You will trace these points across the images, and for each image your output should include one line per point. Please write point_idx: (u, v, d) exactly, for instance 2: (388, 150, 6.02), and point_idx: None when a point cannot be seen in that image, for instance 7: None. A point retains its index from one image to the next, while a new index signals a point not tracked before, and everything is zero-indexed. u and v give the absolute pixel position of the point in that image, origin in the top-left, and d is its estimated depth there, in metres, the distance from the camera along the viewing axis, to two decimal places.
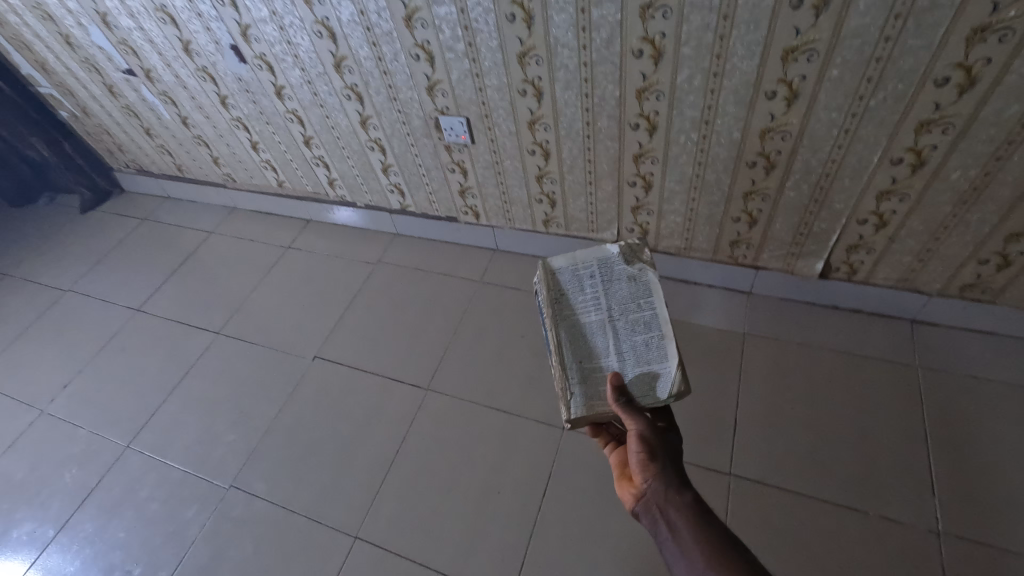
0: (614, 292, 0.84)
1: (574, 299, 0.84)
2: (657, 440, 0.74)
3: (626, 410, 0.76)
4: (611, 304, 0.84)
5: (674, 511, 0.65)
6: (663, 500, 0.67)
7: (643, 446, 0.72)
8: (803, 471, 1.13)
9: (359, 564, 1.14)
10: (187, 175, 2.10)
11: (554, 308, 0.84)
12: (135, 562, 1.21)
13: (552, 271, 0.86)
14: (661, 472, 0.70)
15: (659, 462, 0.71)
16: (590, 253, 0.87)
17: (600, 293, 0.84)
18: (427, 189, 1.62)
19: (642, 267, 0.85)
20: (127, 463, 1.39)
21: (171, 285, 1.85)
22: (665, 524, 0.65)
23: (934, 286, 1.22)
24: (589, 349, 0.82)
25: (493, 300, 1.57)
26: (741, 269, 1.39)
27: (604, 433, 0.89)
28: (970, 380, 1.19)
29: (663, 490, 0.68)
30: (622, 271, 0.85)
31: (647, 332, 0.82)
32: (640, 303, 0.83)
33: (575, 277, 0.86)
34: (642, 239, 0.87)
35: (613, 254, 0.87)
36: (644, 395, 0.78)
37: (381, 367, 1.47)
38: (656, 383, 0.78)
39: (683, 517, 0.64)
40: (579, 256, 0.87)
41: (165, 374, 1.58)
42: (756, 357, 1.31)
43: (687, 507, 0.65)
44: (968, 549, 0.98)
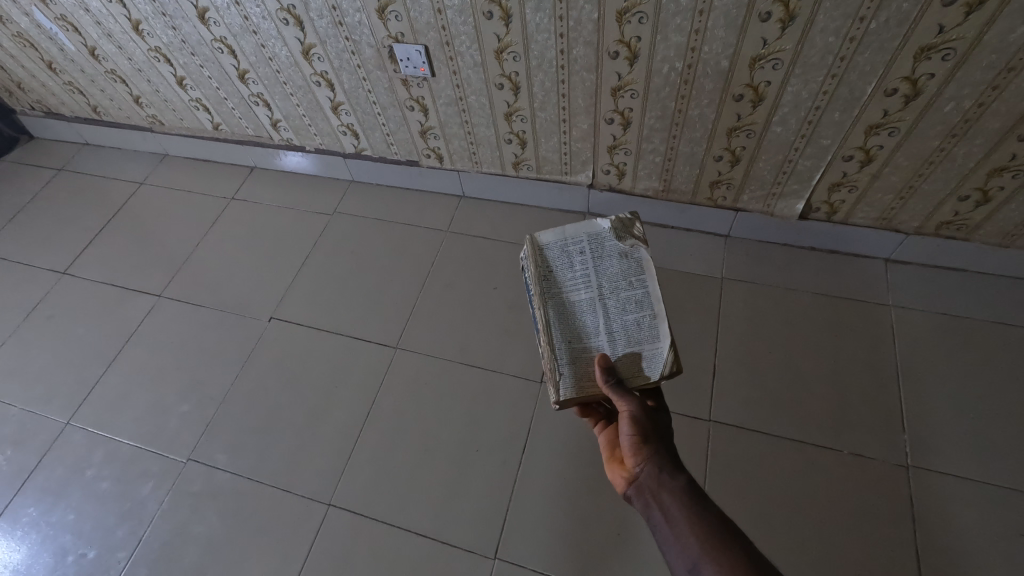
0: (604, 270, 0.83)
1: (564, 277, 0.83)
2: (649, 422, 0.73)
3: (616, 392, 0.76)
4: (601, 281, 0.82)
5: (667, 495, 0.65)
6: (656, 483, 0.67)
7: (636, 429, 0.72)
8: (780, 413, 1.13)
9: (334, 531, 1.10)
10: (106, 119, 1.85)
11: (542, 286, 0.83)
12: (89, 545, 1.13)
13: (541, 247, 0.85)
14: (654, 455, 0.70)
15: (651, 444, 0.71)
16: (579, 228, 0.85)
17: (590, 271, 0.83)
18: (384, 130, 1.47)
19: (633, 244, 0.83)
20: (69, 441, 1.28)
21: (99, 244, 1.66)
22: (658, 508, 0.65)
23: (911, 224, 1.20)
24: (578, 328, 0.81)
25: (462, 250, 1.48)
26: (720, 212, 1.34)
27: (593, 414, 0.87)
28: (940, 317, 1.21)
29: (655, 473, 0.68)
30: (613, 247, 0.83)
31: (638, 310, 0.81)
32: (630, 281, 0.82)
33: (564, 253, 0.84)
34: (634, 213, 0.85)
35: (604, 228, 0.84)
36: (635, 375, 0.79)
37: (344, 326, 1.38)
38: (647, 364, 0.79)
39: (675, 500, 0.64)
40: (569, 232, 0.85)
41: (104, 343, 1.44)
42: (735, 301, 1.29)
43: (680, 489, 0.65)
44: (934, 481, 1.02)
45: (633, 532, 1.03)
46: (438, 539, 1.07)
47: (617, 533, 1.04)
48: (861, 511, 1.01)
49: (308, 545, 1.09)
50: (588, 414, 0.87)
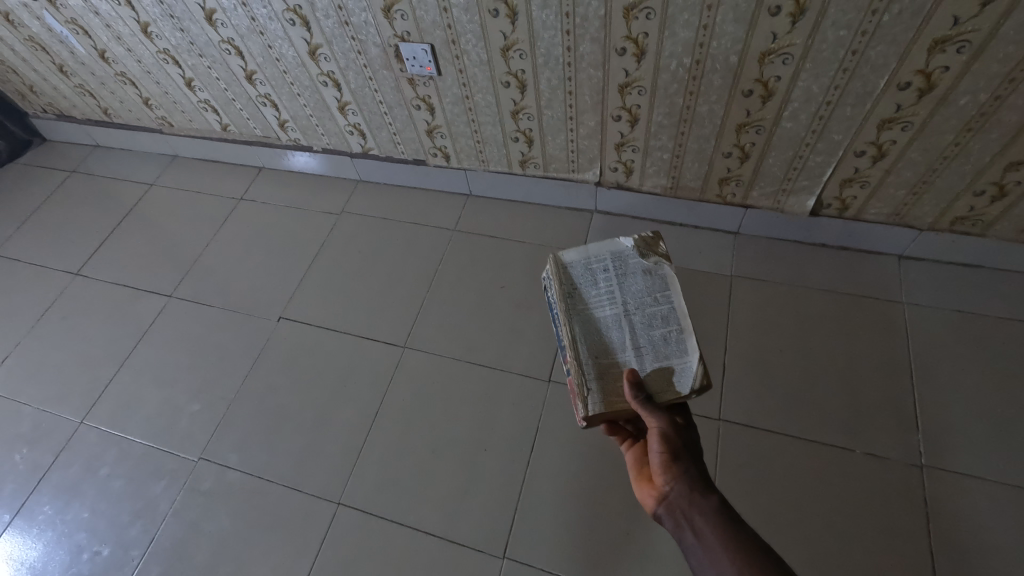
0: (629, 287, 0.83)
1: (589, 294, 0.84)
2: (679, 439, 0.72)
3: (645, 407, 0.74)
4: (626, 298, 0.83)
5: (698, 515, 0.64)
6: (688, 505, 0.66)
7: (666, 447, 0.71)
8: (791, 412, 1.12)
9: (343, 530, 1.10)
10: (116, 121, 1.86)
11: (567, 303, 0.83)
12: (103, 543, 1.15)
13: (564, 266, 0.86)
14: (684, 475, 0.69)
15: (682, 463, 0.70)
16: (603, 247, 0.87)
17: (615, 288, 0.83)
18: (391, 129, 1.47)
19: (657, 263, 0.84)
20: (83, 440, 1.29)
21: (111, 246, 1.68)
22: (690, 530, 0.64)
23: (925, 220, 1.19)
24: (604, 343, 0.80)
25: (470, 249, 1.47)
26: (729, 208, 1.33)
27: (620, 431, 0.86)
28: (954, 314, 1.19)
29: (686, 494, 0.67)
30: (637, 264, 0.85)
31: (665, 326, 0.81)
32: (655, 299, 0.82)
33: (587, 271, 0.85)
34: (657, 232, 0.87)
35: (627, 247, 0.86)
36: (665, 390, 0.76)
37: (352, 326, 1.38)
38: (677, 375, 0.77)
39: (708, 523, 0.63)
40: (592, 250, 0.86)
41: (116, 343, 1.45)
42: (745, 300, 1.28)
43: (714, 513, 0.64)
44: (949, 481, 1.01)
45: (642, 531, 1.03)
46: (448, 538, 1.07)
47: (626, 532, 1.03)
48: (874, 512, 1.00)
49: (319, 543, 1.09)
50: (616, 432, 0.86)
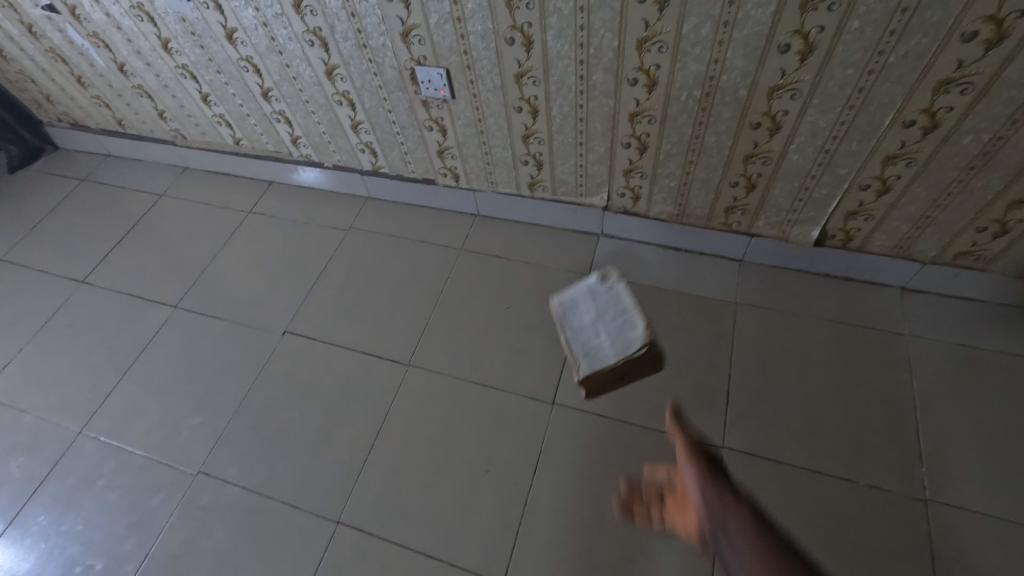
0: (591, 305, 0.94)
1: (557, 316, 0.95)
2: (717, 461, 0.70)
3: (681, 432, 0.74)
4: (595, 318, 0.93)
5: (731, 515, 0.60)
6: (720, 508, 0.62)
7: (698, 460, 0.69)
8: (795, 441, 1.12)
9: (342, 550, 1.09)
10: (130, 132, 1.89)
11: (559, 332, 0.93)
12: (96, 557, 1.13)
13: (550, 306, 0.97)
14: (718, 484, 0.65)
15: (717, 477, 0.67)
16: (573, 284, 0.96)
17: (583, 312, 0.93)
18: (402, 148, 1.49)
19: (613, 280, 0.94)
20: (81, 450, 1.28)
21: (118, 255, 1.69)
22: (723, 531, 0.59)
23: (928, 253, 1.20)
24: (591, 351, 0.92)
25: (476, 268, 1.48)
26: (735, 236, 1.34)
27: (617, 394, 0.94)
28: (957, 348, 1.20)
29: (719, 500, 0.63)
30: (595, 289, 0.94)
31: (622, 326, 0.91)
32: (612, 306, 0.93)
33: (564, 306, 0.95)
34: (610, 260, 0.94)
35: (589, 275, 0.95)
36: (622, 356, 0.88)
37: (357, 342, 1.39)
38: (629, 342, 0.89)
39: (740, 520, 0.58)
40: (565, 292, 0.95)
41: (120, 352, 1.45)
42: (749, 327, 1.28)
43: (746, 511, 0.59)
44: (953, 516, 1.01)
45: (645, 559, 1.02)
46: (448, 561, 1.05)
47: (628, 559, 1.02)
48: (879, 546, 0.99)
49: (316, 562, 1.08)
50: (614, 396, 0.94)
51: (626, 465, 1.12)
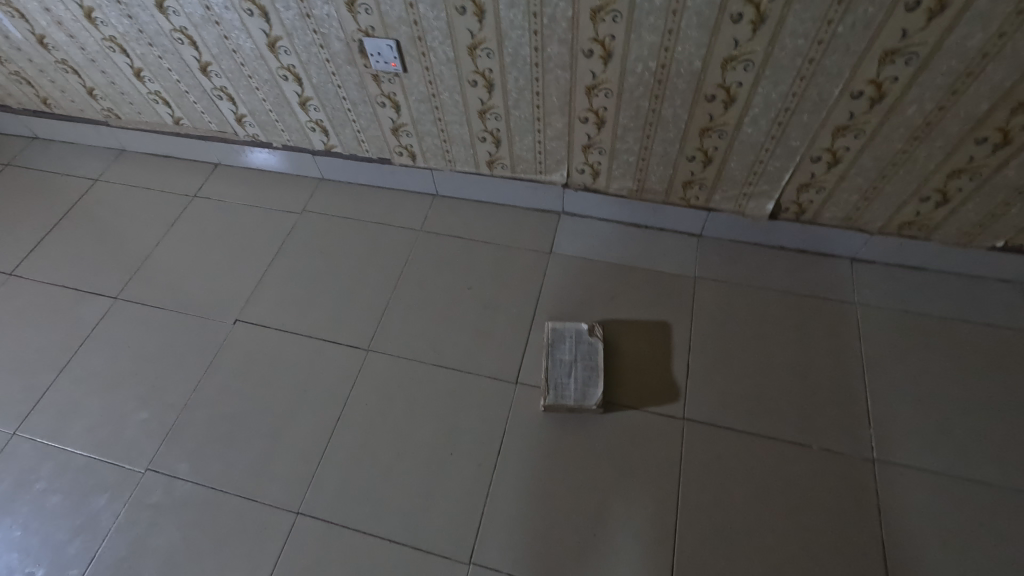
0: (573, 348, 1.22)
1: (549, 339, 1.23)
2: None
3: None
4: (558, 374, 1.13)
5: None
6: None
7: None
8: (752, 410, 1.14)
9: (302, 541, 1.06)
10: (57, 111, 1.74)
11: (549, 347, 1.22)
12: (37, 564, 1.07)
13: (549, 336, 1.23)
14: None
15: None
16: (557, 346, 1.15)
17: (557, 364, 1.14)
18: (354, 126, 1.43)
19: (596, 339, 1.23)
20: (15, 453, 1.20)
21: (50, 245, 1.57)
22: None
23: (875, 224, 1.24)
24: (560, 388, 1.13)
25: (435, 249, 1.45)
26: (693, 211, 1.35)
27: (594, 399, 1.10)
28: (902, 314, 1.25)
29: None
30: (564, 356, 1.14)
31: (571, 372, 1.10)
32: (586, 357, 1.20)
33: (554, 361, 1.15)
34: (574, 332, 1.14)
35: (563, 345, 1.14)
36: (579, 403, 1.15)
37: (313, 328, 1.34)
38: (588, 397, 1.15)
39: None
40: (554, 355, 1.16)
41: (55, 348, 1.36)
42: (707, 300, 1.30)
43: None
44: (898, 474, 1.05)
45: (608, 532, 1.03)
46: (412, 545, 1.04)
47: (592, 532, 1.03)
48: (830, 506, 1.03)
49: (275, 555, 1.05)
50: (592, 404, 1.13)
51: (590, 441, 1.13)
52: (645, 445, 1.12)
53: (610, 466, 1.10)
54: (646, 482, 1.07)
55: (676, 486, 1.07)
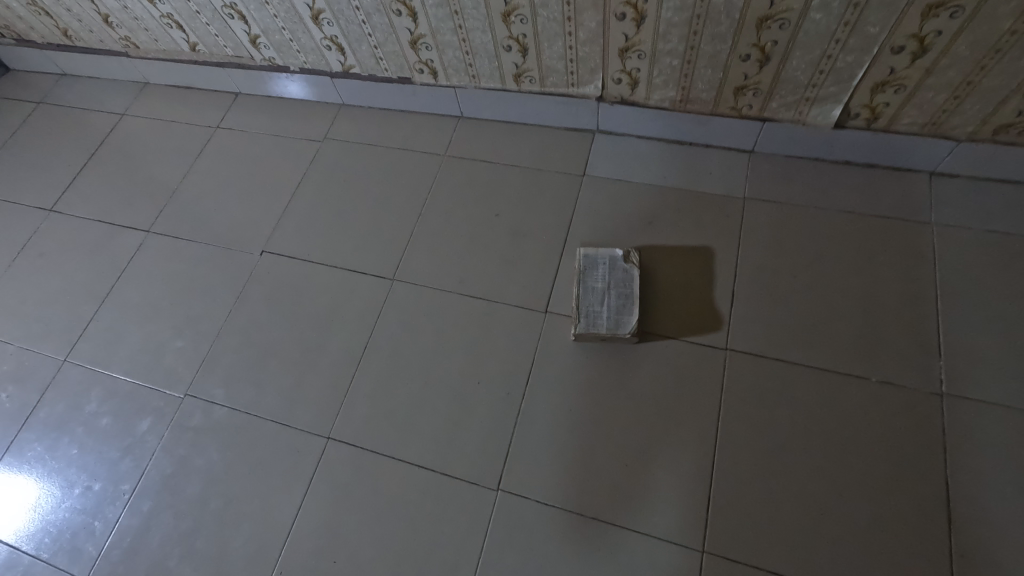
0: (607, 275, 1.14)
1: (580, 266, 1.15)
2: None
3: None
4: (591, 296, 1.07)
5: None
6: None
7: None
8: (804, 340, 1.05)
9: (333, 465, 1.07)
10: (78, 44, 1.72)
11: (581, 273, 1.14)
12: (94, 479, 1.14)
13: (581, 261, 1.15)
14: None
15: None
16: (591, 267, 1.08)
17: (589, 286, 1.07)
18: (371, 42, 1.33)
19: (631, 265, 1.14)
20: (67, 378, 1.26)
21: (84, 180, 1.58)
22: None
23: (964, 129, 1.07)
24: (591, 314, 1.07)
25: (461, 175, 1.37)
26: (745, 123, 1.20)
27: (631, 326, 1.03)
28: (988, 235, 1.09)
29: None
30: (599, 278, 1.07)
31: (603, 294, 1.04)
32: (620, 284, 1.12)
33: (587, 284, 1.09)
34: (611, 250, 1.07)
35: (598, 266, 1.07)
36: (611, 331, 1.08)
37: (338, 257, 1.31)
38: (622, 325, 1.08)
39: None
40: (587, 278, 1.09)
41: (95, 280, 1.39)
42: (757, 223, 1.18)
43: None
44: (970, 409, 0.95)
45: (641, 463, 0.99)
46: (440, 471, 1.04)
47: (623, 463, 0.99)
48: (887, 441, 0.95)
49: (309, 477, 1.07)
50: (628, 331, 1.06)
51: (623, 371, 1.07)
52: (683, 376, 1.05)
53: (644, 398, 1.04)
54: (682, 414, 1.02)
55: (715, 419, 1.00)
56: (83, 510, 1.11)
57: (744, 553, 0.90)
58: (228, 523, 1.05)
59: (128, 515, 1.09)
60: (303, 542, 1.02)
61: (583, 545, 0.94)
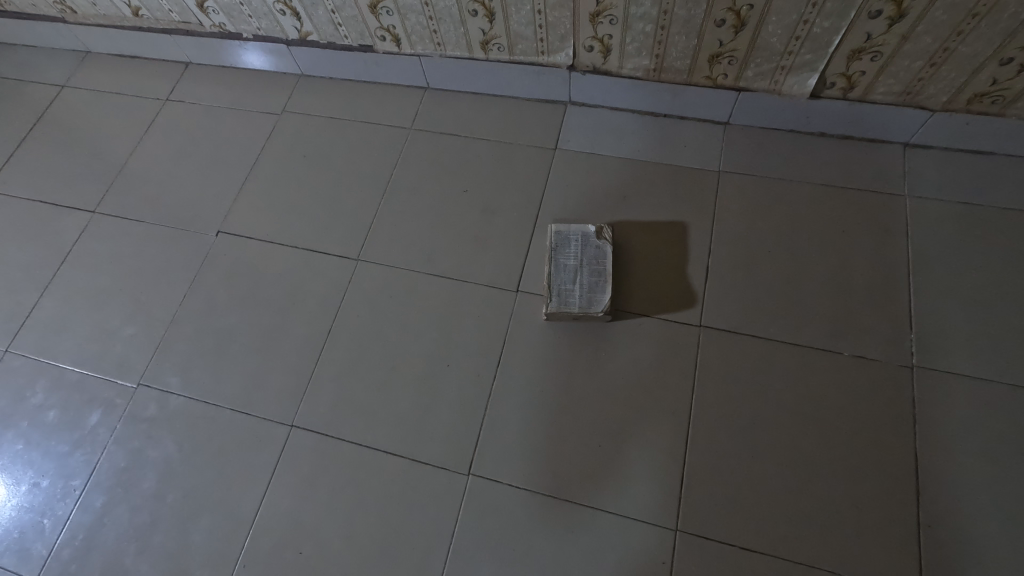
0: (579, 252, 1.10)
1: (552, 243, 1.11)
2: None
3: None
4: (569, 283, 1.07)
5: None
6: None
7: None
8: (777, 315, 1.03)
9: (298, 453, 1.03)
10: (9, 8, 1.59)
11: (556, 251, 1.10)
12: (41, 475, 1.07)
13: (555, 238, 1.12)
14: None
15: None
16: (575, 253, 1.10)
17: (570, 273, 1.08)
18: (328, 6, 1.25)
19: (604, 242, 1.10)
20: (9, 370, 1.18)
21: (21, 158, 1.47)
22: None
23: (939, 99, 1.05)
24: (568, 298, 1.06)
25: (428, 149, 1.31)
26: (720, 93, 1.16)
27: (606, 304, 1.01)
28: (960, 207, 1.09)
29: None
30: (583, 263, 1.09)
31: (589, 283, 1.07)
32: (592, 261, 1.09)
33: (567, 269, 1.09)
34: (603, 237, 1.11)
35: (585, 252, 1.10)
36: (584, 310, 1.05)
37: (299, 237, 1.24)
38: (595, 304, 1.05)
39: None
40: (569, 262, 1.09)
41: (37, 264, 1.30)
42: (732, 197, 1.15)
43: None
44: (939, 381, 0.95)
45: (615, 443, 0.97)
46: (410, 457, 1.00)
47: (597, 444, 0.97)
48: (859, 416, 0.94)
49: (272, 467, 1.03)
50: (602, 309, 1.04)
51: (597, 350, 1.04)
52: (657, 354, 1.03)
53: (618, 377, 1.02)
54: (656, 393, 1.00)
55: (689, 397, 0.99)
56: (30, 508, 1.05)
57: (717, 531, 0.90)
58: (187, 517, 1.01)
59: (80, 512, 1.04)
60: (267, 534, 0.98)
61: (557, 528, 0.93)
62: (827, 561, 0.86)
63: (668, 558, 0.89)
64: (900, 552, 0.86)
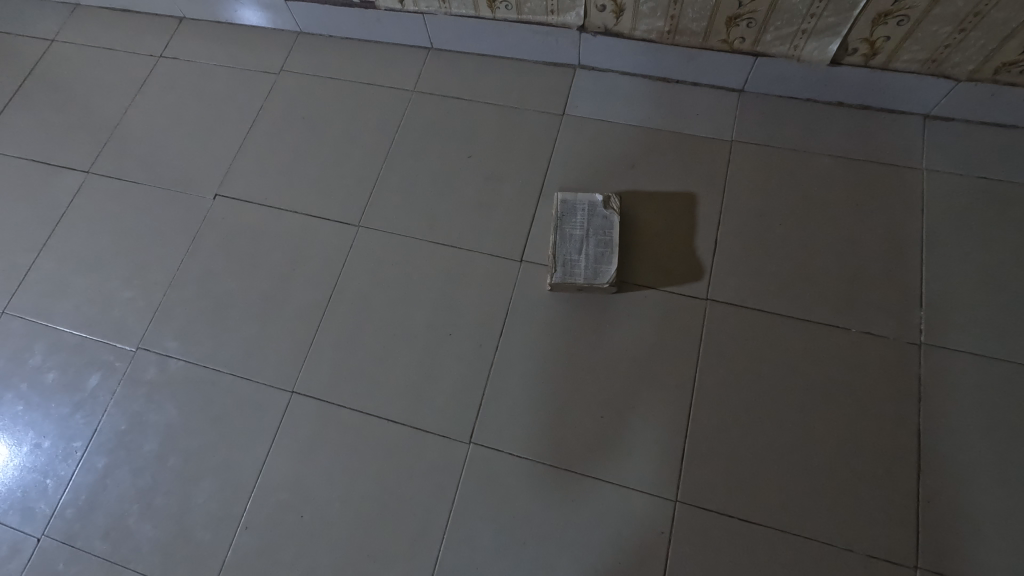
0: (586, 221, 1.08)
1: (558, 213, 1.08)
2: None
3: None
4: (575, 253, 1.05)
5: None
6: None
7: None
8: (785, 290, 1.01)
9: (300, 419, 1.03)
10: None
11: (562, 220, 1.08)
12: (43, 436, 1.07)
13: (562, 207, 1.09)
14: None
15: None
16: (585, 222, 1.07)
17: (578, 243, 1.06)
18: None
19: (611, 212, 1.08)
20: (7, 331, 1.17)
21: (11, 115, 1.42)
22: None
23: (965, 68, 1.01)
24: (573, 268, 1.04)
25: (431, 113, 1.26)
26: (736, 58, 1.12)
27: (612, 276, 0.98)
28: (978, 182, 1.05)
29: None
30: (591, 233, 1.06)
31: (597, 254, 1.05)
32: (599, 231, 1.06)
33: (575, 238, 1.06)
34: (614, 207, 1.08)
35: (594, 222, 1.07)
36: (589, 281, 1.03)
37: (298, 202, 1.21)
38: (600, 275, 1.03)
39: None
40: (577, 230, 1.07)
41: (31, 224, 1.28)
42: (744, 167, 1.12)
43: None
44: (946, 359, 0.94)
45: (617, 416, 0.97)
46: (411, 425, 1.00)
47: (599, 416, 0.97)
48: (864, 392, 0.94)
49: (273, 432, 1.02)
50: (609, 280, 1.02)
51: (601, 323, 1.03)
52: (662, 327, 1.01)
53: (621, 350, 1.01)
54: (660, 366, 0.99)
55: (693, 371, 0.98)
56: (33, 468, 1.05)
57: (716, 502, 0.90)
58: (189, 479, 1.01)
59: (82, 473, 1.04)
60: (269, 497, 0.98)
61: (557, 497, 0.93)
62: (824, 534, 0.87)
63: (666, 527, 0.89)
64: (897, 526, 0.86)
